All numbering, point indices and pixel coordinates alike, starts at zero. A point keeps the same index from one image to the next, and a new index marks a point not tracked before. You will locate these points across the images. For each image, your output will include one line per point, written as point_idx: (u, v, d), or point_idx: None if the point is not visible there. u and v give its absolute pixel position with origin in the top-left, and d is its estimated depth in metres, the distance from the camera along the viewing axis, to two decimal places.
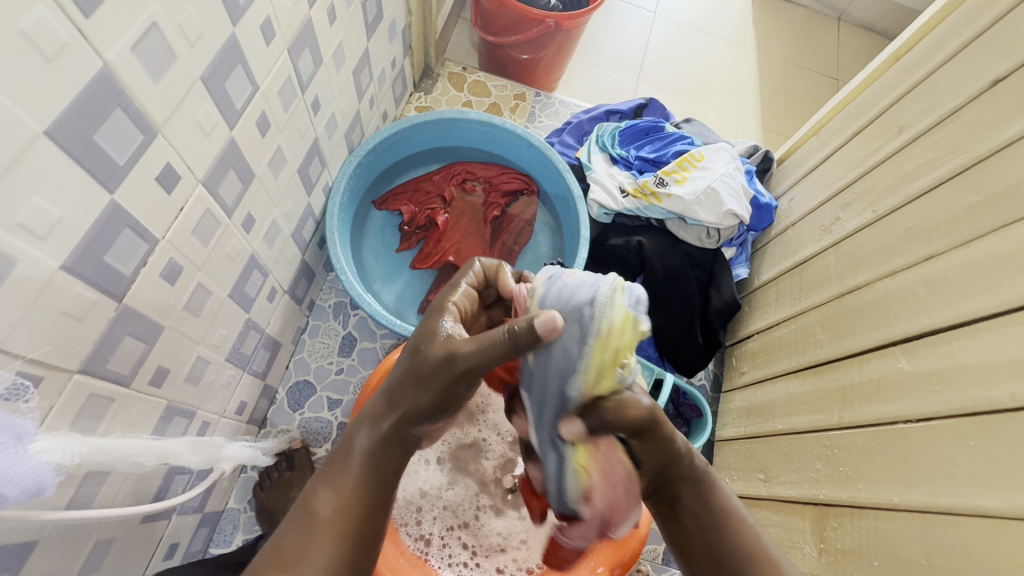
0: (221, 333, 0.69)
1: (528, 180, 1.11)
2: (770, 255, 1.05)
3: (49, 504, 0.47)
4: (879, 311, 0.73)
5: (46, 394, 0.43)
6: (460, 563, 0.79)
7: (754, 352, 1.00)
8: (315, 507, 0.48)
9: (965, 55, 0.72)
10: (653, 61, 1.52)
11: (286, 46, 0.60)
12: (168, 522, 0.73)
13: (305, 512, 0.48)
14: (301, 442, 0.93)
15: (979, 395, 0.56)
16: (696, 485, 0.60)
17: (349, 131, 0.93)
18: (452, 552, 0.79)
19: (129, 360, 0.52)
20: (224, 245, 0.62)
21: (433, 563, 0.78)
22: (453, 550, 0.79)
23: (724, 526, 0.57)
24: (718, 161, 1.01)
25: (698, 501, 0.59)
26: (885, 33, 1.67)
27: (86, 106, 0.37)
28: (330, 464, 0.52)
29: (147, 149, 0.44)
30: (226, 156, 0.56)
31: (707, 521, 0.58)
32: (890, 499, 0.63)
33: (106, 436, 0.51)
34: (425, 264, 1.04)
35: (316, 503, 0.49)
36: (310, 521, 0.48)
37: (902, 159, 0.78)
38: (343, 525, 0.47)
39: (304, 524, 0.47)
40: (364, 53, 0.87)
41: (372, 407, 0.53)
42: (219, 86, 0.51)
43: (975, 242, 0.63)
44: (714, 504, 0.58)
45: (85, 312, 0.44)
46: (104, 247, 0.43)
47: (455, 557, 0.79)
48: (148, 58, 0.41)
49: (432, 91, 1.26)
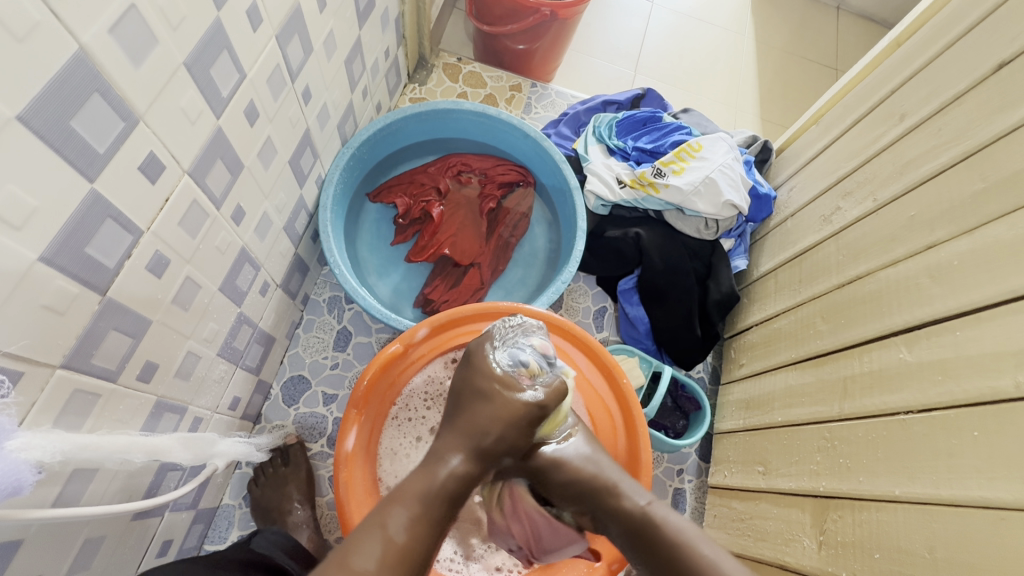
0: (212, 327, 0.68)
1: (525, 171, 1.09)
2: (769, 245, 1.04)
3: (33, 502, 0.46)
4: (880, 301, 0.72)
5: (26, 389, 0.41)
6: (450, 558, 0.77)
7: (753, 345, 0.99)
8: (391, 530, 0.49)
9: (968, 40, 0.71)
10: (650, 51, 1.50)
11: (274, 33, 0.59)
12: (161, 519, 0.72)
13: (381, 530, 0.49)
14: (296, 437, 0.93)
15: (984, 385, 0.55)
16: (640, 525, 0.60)
17: (342, 122, 0.91)
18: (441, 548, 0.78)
19: (116, 355, 0.51)
20: (213, 237, 0.61)
21: None
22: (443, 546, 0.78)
23: (682, 552, 0.56)
24: (716, 150, 1.00)
25: (654, 538, 0.59)
26: (885, 23, 1.65)
27: (61, 90, 0.36)
28: (401, 489, 0.53)
29: (129, 137, 0.43)
30: (213, 146, 0.55)
31: (668, 557, 0.57)
32: (892, 491, 0.62)
33: (91, 432, 0.50)
34: (420, 257, 1.02)
35: (391, 524, 0.50)
36: (386, 541, 0.48)
37: (904, 147, 0.77)
38: (416, 551, 0.49)
39: (381, 545, 0.48)
40: (357, 42, 0.85)
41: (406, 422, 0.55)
42: (204, 73, 0.49)
43: (978, 230, 0.62)
44: (663, 534, 0.58)
45: (67, 305, 0.43)
46: (85, 237, 0.42)
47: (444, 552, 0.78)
48: (127, 42, 0.40)
49: (426, 82, 1.24)
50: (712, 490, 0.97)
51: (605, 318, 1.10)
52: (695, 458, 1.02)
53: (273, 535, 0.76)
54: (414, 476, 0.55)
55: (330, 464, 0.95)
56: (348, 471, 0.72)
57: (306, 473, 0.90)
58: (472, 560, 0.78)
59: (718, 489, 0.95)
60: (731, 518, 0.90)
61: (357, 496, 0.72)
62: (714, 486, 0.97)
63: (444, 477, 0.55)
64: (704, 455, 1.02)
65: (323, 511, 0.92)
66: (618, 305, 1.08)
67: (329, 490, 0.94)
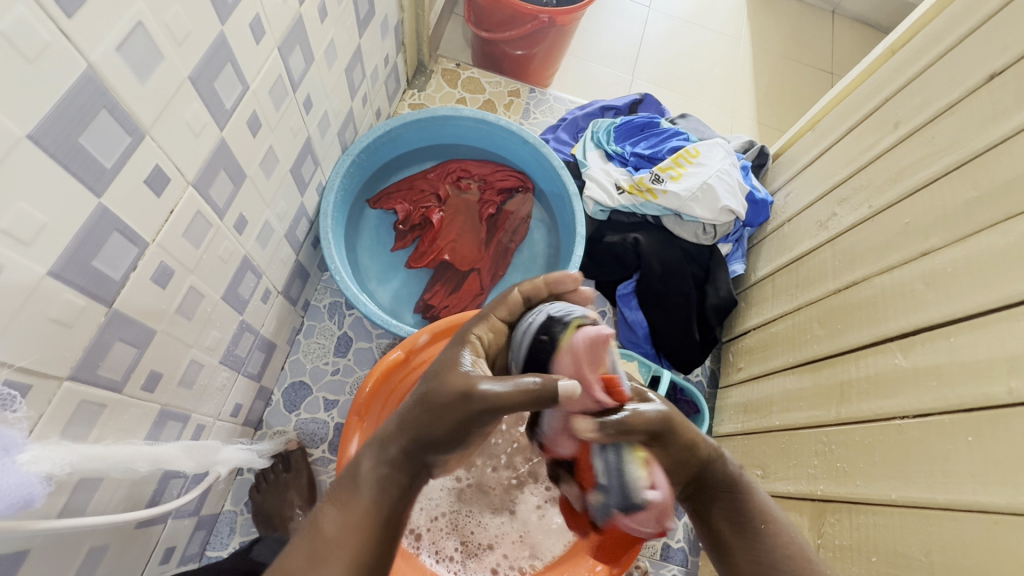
0: (214, 336, 0.68)
1: (524, 177, 1.10)
2: (766, 250, 1.05)
3: (41, 513, 0.47)
4: (876, 306, 0.73)
5: (34, 403, 0.42)
6: (449, 556, 0.78)
7: (750, 348, 1.00)
8: (321, 525, 0.46)
9: (961, 49, 0.72)
10: (648, 55, 1.51)
11: (276, 44, 0.59)
12: (164, 526, 0.72)
13: (312, 531, 0.46)
14: (297, 444, 0.93)
15: (977, 391, 0.56)
16: (706, 495, 0.57)
17: (342, 129, 0.92)
18: (440, 548, 0.79)
19: (121, 366, 0.51)
20: (216, 247, 0.61)
21: (420, 552, 0.78)
22: (441, 545, 0.79)
23: (760, 531, 0.54)
24: (714, 156, 1.01)
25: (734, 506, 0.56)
26: (880, 26, 1.67)
27: (70, 108, 0.36)
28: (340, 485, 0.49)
29: (135, 151, 0.43)
30: (216, 157, 0.55)
31: (744, 536, 0.54)
32: (888, 495, 0.63)
33: (98, 443, 0.50)
34: (420, 263, 1.03)
35: (323, 523, 0.46)
36: (315, 538, 0.45)
37: (899, 154, 0.77)
38: (343, 551, 0.44)
39: (309, 543, 0.45)
40: (357, 50, 0.86)
41: (385, 432, 0.50)
42: (208, 86, 0.50)
43: (971, 238, 0.63)
44: (750, 504, 0.56)
45: (74, 318, 0.43)
46: (92, 251, 0.43)
47: (443, 551, 0.78)
48: (134, 58, 0.40)
49: (424, 88, 1.25)
50: None
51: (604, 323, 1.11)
52: None
53: (274, 542, 0.76)
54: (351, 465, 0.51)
55: (332, 469, 0.95)
56: None
57: (307, 480, 0.91)
58: (468, 558, 0.78)
59: None
60: None
61: None
62: None
63: (369, 467, 0.49)
64: None
65: None
66: (617, 309, 1.09)
67: None
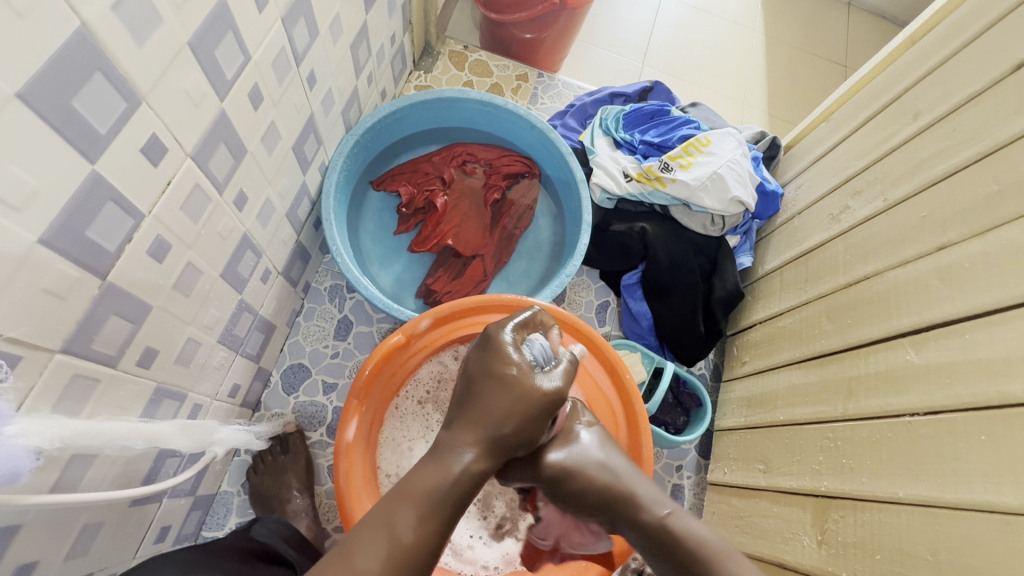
0: (212, 314, 0.67)
1: (530, 162, 1.08)
2: (774, 243, 1.03)
3: (31, 488, 0.46)
4: (888, 302, 0.72)
5: (25, 374, 0.41)
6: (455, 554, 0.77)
7: (756, 342, 0.99)
8: (398, 531, 0.49)
9: (988, 38, 0.70)
10: (659, 43, 1.48)
11: (280, 15, 0.58)
12: (159, 505, 0.71)
13: (387, 530, 0.49)
14: (295, 426, 0.92)
15: (991, 389, 0.55)
16: (665, 538, 0.59)
17: (346, 108, 0.90)
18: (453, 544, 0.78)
19: (115, 341, 0.50)
20: (215, 223, 0.60)
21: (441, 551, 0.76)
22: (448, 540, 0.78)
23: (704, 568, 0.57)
24: (725, 146, 0.99)
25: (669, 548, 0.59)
26: (896, 20, 1.63)
27: (64, 68, 0.35)
28: (408, 487, 0.52)
29: (131, 118, 0.42)
30: (216, 130, 0.54)
31: None
32: (895, 492, 0.62)
33: (91, 419, 0.49)
34: (423, 247, 1.01)
35: (399, 527, 0.49)
36: (391, 543, 0.48)
37: (917, 147, 0.76)
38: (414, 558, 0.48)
39: (386, 547, 0.48)
40: (363, 27, 0.84)
41: None
42: (208, 54, 0.48)
43: (991, 233, 0.61)
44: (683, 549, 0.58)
45: (68, 289, 0.42)
46: (86, 220, 0.41)
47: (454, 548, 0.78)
48: (131, 20, 0.39)
49: (431, 70, 1.23)
50: (711, 487, 0.98)
51: (607, 313, 1.09)
52: (694, 454, 1.02)
53: (273, 522, 0.75)
54: (426, 465, 0.54)
55: (330, 453, 0.95)
56: (348, 462, 0.72)
57: (305, 463, 0.90)
58: (455, 552, 0.77)
59: (717, 486, 0.96)
60: (730, 515, 0.90)
61: (358, 490, 0.71)
62: (713, 483, 0.97)
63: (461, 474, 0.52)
64: (703, 452, 1.02)
65: (322, 500, 0.92)
66: (621, 299, 1.08)
67: (328, 479, 0.94)
